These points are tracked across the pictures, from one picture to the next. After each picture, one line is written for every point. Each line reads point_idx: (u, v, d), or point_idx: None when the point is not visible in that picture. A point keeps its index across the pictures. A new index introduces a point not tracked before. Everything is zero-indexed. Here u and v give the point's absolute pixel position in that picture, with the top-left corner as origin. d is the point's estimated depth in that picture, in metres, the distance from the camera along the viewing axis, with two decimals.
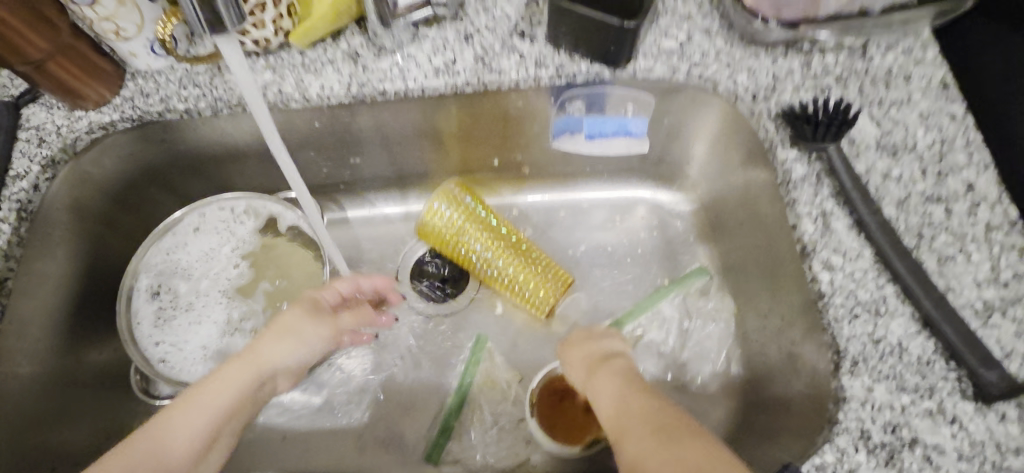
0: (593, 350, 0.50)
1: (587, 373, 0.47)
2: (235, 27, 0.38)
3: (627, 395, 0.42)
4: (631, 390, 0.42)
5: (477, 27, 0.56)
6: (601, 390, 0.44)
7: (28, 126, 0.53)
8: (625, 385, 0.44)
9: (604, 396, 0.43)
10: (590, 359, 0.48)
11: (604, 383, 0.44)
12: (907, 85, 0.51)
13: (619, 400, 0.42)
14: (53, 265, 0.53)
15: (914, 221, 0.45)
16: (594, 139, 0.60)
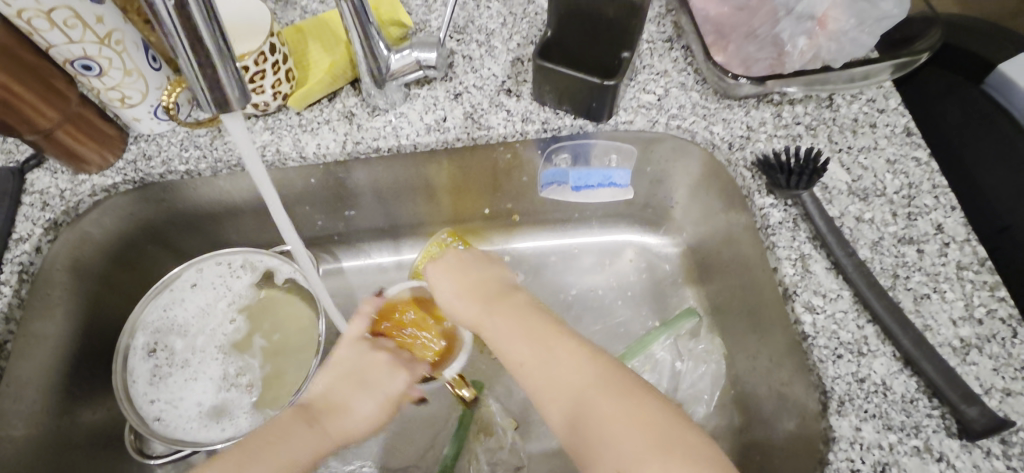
0: (477, 278, 0.52)
1: (478, 306, 0.50)
2: (238, 106, 0.38)
3: (624, 412, 0.40)
4: (632, 406, 0.41)
5: (465, 86, 0.60)
6: (498, 333, 0.47)
7: (32, 190, 0.55)
8: (611, 389, 0.42)
9: (506, 341, 0.47)
10: (478, 292, 0.51)
11: (502, 324, 0.47)
12: (873, 132, 0.54)
13: (537, 358, 0.45)
14: (50, 326, 0.53)
15: (889, 262, 0.47)
16: (580, 190, 0.63)
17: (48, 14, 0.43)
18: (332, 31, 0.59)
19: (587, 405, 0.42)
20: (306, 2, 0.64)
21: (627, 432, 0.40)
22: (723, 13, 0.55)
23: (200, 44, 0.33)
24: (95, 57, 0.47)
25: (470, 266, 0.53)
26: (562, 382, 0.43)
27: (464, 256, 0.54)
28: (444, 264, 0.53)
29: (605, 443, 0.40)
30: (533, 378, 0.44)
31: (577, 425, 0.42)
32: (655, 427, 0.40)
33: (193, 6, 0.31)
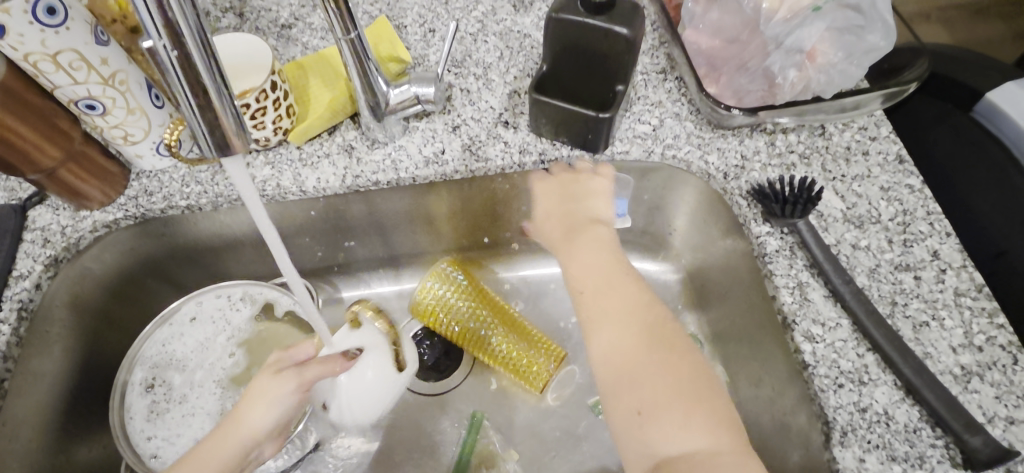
0: (571, 200, 0.54)
1: (563, 226, 0.53)
2: (243, 149, 0.36)
3: (652, 368, 0.43)
4: (664, 364, 0.43)
5: (463, 118, 0.61)
6: (570, 251, 0.51)
7: (33, 227, 0.55)
8: (650, 341, 0.44)
9: (578, 260, 0.50)
10: (569, 212, 0.53)
11: (574, 250, 0.50)
12: (866, 160, 0.54)
13: (598, 286, 0.48)
14: (48, 363, 0.53)
15: (887, 289, 0.47)
16: None
17: (54, 57, 0.44)
18: (332, 66, 0.60)
19: (625, 343, 0.44)
20: (306, 38, 0.65)
21: (649, 385, 0.42)
22: (714, 46, 0.56)
23: (200, 84, 0.32)
24: (99, 97, 0.48)
25: (570, 192, 0.54)
26: (611, 313, 0.46)
27: (570, 176, 0.55)
28: (550, 182, 0.55)
29: (626, 385, 0.43)
30: (584, 296, 0.48)
31: (607, 350, 0.45)
32: (680, 386, 0.42)
33: (193, 49, 0.32)
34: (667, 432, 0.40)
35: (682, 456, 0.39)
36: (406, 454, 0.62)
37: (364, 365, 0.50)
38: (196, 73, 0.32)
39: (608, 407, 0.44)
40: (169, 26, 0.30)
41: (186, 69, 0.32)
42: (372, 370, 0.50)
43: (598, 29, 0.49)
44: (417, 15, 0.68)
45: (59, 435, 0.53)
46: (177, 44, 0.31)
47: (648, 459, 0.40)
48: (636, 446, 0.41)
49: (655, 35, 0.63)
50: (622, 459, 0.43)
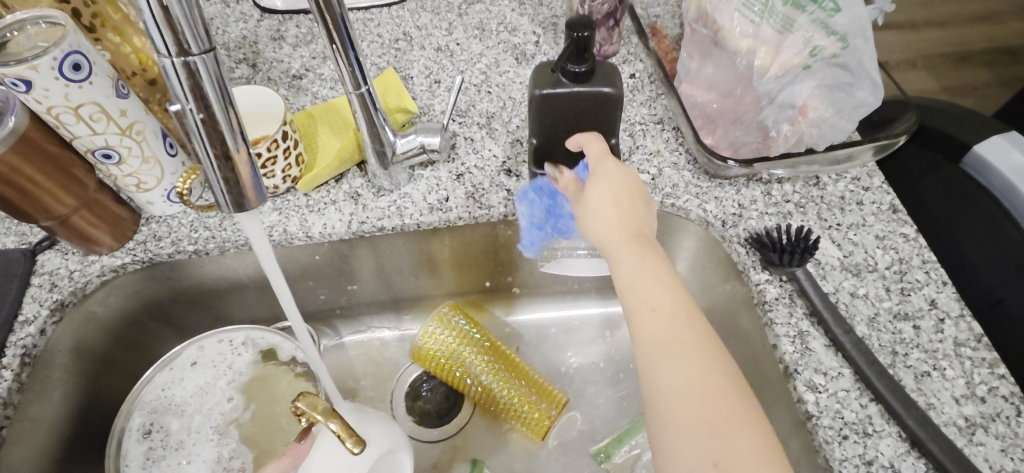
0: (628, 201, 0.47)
1: (622, 231, 0.45)
2: (257, 203, 0.37)
3: (731, 423, 0.36)
4: (738, 418, 0.36)
5: (467, 167, 0.62)
6: (630, 264, 0.43)
7: (42, 271, 0.56)
8: (728, 388, 0.38)
9: (640, 276, 0.42)
10: (629, 216, 0.46)
11: (636, 259, 0.43)
12: (861, 209, 0.56)
13: (669, 313, 0.40)
14: (46, 409, 0.52)
15: (887, 339, 0.48)
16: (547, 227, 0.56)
17: (76, 109, 0.46)
18: (341, 116, 0.62)
19: (693, 384, 0.37)
20: (316, 88, 0.68)
21: (726, 440, 0.35)
22: (710, 100, 0.58)
23: (222, 145, 0.34)
24: (116, 146, 0.50)
25: (627, 198, 0.47)
26: (679, 345, 0.39)
27: (632, 177, 0.48)
28: (610, 175, 0.48)
29: (699, 438, 0.36)
30: (647, 321, 0.41)
31: (674, 389, 0.38)
32: (761, 450, 0.35)
33: (218, 113, 0.33)
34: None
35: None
36: None
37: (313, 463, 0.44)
38: (219, 132, 0.33)
39: (668, 456, 0.36)
40: (196, 87, 0.31)
41: (210, 130, 0.33)
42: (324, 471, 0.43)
43: (585, 94, 0.50)
44: (424, 67, 0.71)
45: None
46: (202, 108, 0.32)
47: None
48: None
49: (653, 87, 0.66)
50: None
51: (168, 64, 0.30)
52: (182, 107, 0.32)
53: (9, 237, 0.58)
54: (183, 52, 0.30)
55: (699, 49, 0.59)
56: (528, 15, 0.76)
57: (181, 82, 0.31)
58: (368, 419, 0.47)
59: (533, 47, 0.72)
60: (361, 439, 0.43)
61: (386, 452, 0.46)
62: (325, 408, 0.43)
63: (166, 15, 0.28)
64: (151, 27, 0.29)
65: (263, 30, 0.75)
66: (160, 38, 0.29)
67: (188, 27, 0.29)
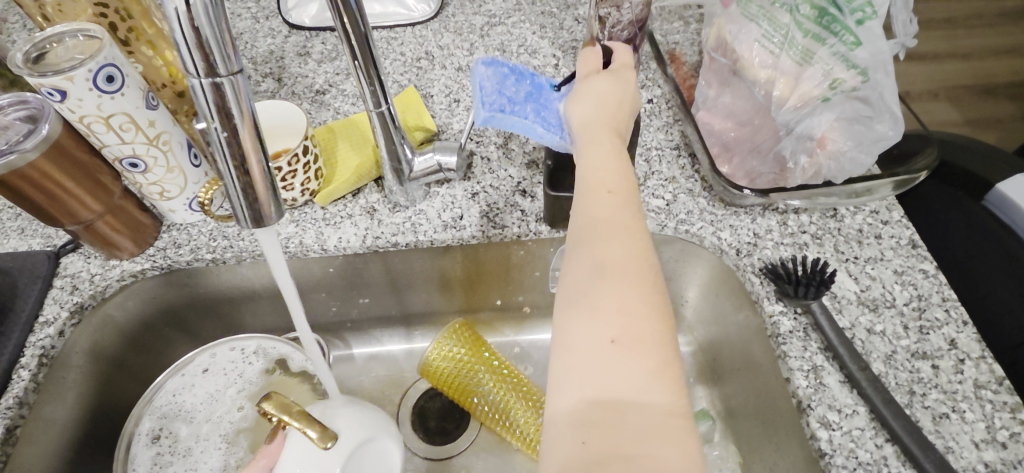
0: (613, 105, 0.47)
1: (601, 123, 0.45)
2: (273, 219, 0.38)
3: (640, 301, 0.34)
4: (650, 299, 0.34)
5: (482, 186, 0.63)
6: (596, 150, 0.43)
7: (64, 273, 0.58)
8: (651, 272, 0.36)
9: (599, 158, 0.42)
10: (609, 118, 0.46)
11: (601, 145, 0.43)
12: (879, 243, 0.55)
13: (621, 198, 0.39)
14: (60, 410, 0.53)
15: (904, 377, 0.46)
16: (515, 104, 0.50)
17: (106, 119, 0.47)
18: (360, 131, 0.63)
19: (616, 257, 0.35)
20: (338, 104, 0.69)
21: (632, 315, 0.33)
22: (727, 128, 0.58)
23: (243, 162, 0.34)
24: (142, 155, 0.51)
25: (617, 102, 0.47)
26: (615, 224, 0.37)
27: (626, 90, 0.49)
28: (609, 81, 0.48)
29: (604, 307, 0.33)
30: (596, 199, 0.39)
31: (594, 258, 0.36)
32: (664, 336, 0.33)
33: (242, 130, 0.33)
34: (628, 377, 0.31)
35: (633, 410, 0.30)
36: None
37: (291, 457, 0.44)
38: (242, 148, 0.34)
39: (566, 320, 0.34)
40: (223, 106, 0.32)
41: (234, 147, 0.34)
42: (300, 463, 0.44)
43: None
44: (443, 86, 0.72)
45: None
46: (228, 127, 0.33)
47: (589, 391, 0.31)
48: (583, 372, 0.32)
49: (671, 113, 0.66)
50: (550, 377, 0.33)
51: (197, 84, 0.31)
52: (208, 125, 0.33)
53: (35, 239, 0.60)
54: (211, 73, 0.31)
55: (718, 78, 0.59)
56: (548, 38, 0.77)
57: (207, 99, 0.32)
58: (339, 411, 0.48)
59: (552, 69, 0.73)
60: (331, 432, 0.45)
61: (365, 440, 0.47)
62: (296, 408, 0.45)
63: (197, 36, 0.29)
64: (182, 47, 0.29)
65: (290, 46, 0.77)
66: (189, 60, 0.30)
67: (219, 50, 0.30)
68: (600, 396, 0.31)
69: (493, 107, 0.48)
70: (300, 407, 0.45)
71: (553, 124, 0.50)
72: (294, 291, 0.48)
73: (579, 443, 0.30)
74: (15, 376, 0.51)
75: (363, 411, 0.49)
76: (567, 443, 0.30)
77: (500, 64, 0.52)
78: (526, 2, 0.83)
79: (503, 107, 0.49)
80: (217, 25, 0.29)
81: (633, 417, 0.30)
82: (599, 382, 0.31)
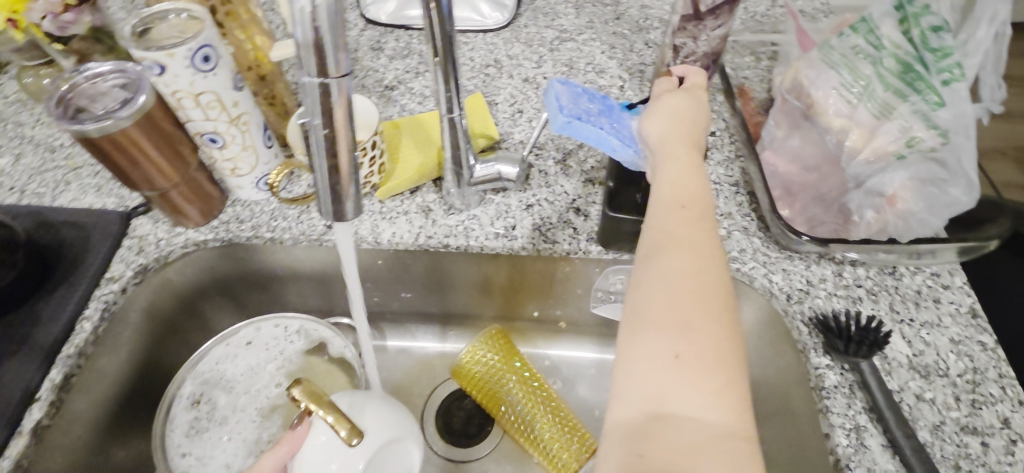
0: (687, 122, 0.47)
1: (673, 138, 0.46)
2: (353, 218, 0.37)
3: (702, 317, 0.34)
4: (714, 316, 0.34)
5: (538, 198, 0.64)
6: (669, 167, 0.44)
7: (133, 234, 0.60)
8: (716, 288, 0.36)
9: (671, 174, 0.43)
10: (683, 134, 0.46)
11: (673, 162, 0.44)
12: (937, 308, 0.53)
13: (689, 213, 0.40)
14: (113, 363, 0.56)
15: (950, 450, 0.45)
16: (590, 115, 0.51)
17: (196, 96, 0.49)
18: (425, 132, 0.65)
19: (680, 272, 0.36)
20: (405, 101, 0.71)
21: (693, 332, 0.34)
22: (792, 171, 0.57)
23: (337, 164, 0.34)
24: (222, 133, 0.53)
25: (689, 118, 0.48)
26: (684, 240, 0.38)
27: (702, 108, 0.49)
28: (683, 98, 0.49)
29: (665, 323, 0.34)
30: (664, 216, 0.40)
31: (658, 273, 0.36)
32: (727, 355, 0.33)
33: (341, 131, 0.33)
34: (684, 393, 0.32)
35: (688, 427, 0.31)
36: None
37: (313, 448, 0.45)
38: (337, 150, 0.33)
39: (626, 331, 0.36)
40: (329, 110, 0.32)
41: (330, 145, 0.33)
42: (324, 451, 0.45)
43: None
44: (509, 95, 0.73)
45: (105, 435, 0.54)
46: (328, 126, 0.32)
47: (647, 405, 0.32)
48: (641, 387, 0.33)
49: (733, 148, 0.66)
50: (611, 387, 0.35)
51: (307, 84, 0.31)
52: (309, 122, 0.33)
53: (109, 197, 0.63)
54: (322, 75, 0.31)
55: (788, 120, 0.58)
56: (617, 58, 0.78)
57: (313, 98, 0.32)
58: (367, 404, 0.48)
59: (618, 90, 0.74)
60: (358, 429, 0.45)
61: (391, 439, 0.48)
62: (323, 397, 0.46)
63: (316, 36, 0.29)
64: (299, 45, 0.30)
65: (365, 39, 0.79)
66: (305, 58, 0.30)
67: (332, 56, 0.30)
68: (656, 410, 0.32)
69: (571, 114, 0.50)
70: (327, 397, 0.47)
71: (628, 136, 0.51)
72: (357, 282, 0.49)
73: (632, 456, 0.31)
74: (79, 327, 0.54)
75: (392, 409, 0.49)
76: (621, 454, 0.31)
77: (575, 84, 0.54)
78: (598, 20, 0.84)
79: (581, 116, 0.50)
80: (336, 32, 0.29)
81: (690, 435, 0.31)
82: (655, 395, 0.32)
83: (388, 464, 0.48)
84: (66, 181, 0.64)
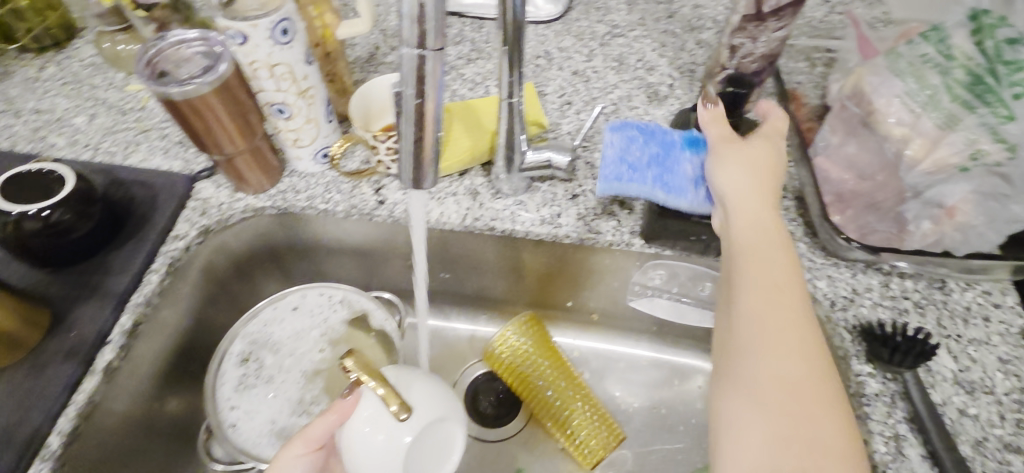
0: (766, 187, 0.48)
1: (758, 209, 0.47)
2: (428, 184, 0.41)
3: (817, 419, 0.37)
4: (828, 416, 0.38)
5: (584, 189, 0.64)
6: (754, 246, 0.46)
7: (196, 197, 0.63)
8: (822, 385, 0.39)
9: (758, 258, 0.45)
10: (765, 204, 0.48)
11: (758, 241, 0.46)
12: (986, 326, 0.52)
13: (784, 304, 0.42)
14: (173, 315, 0.59)
15: (992, 466, 0.45)
16: (633, 169, 0.53)
17: (272, 67, 0.52)
18: (477, 116, 0.66)
19: (788, 373, 0.39)
20: (457, 86, 0.73)
21: (811, 435, 0.37)
22: (846, 179, 0.57)
23: (423, 135, 0.37)
24: (291, 105, 0.56)
25: (768, 184, 0.49)
26: (785, 337, 0.40)
27: (780, 155, 0.50)
28: (761, 152, 0.50)
29: (784, 428, 0.37)
30: (759, 306, 0.42)
31: (765, 374, 0.39)
32: (844, 454, 0.37)
33: (431, 103, 0.36)
34: None
35: None
36: None
37: (358, 418, 0.45)
38: (425, 120, 0.36)
39: (736, 429, 0.39)
40: (421, 80, 0.34)
41: (420, 115, 0.36)
42: (370, 422, 0.45)
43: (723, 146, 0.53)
44: (559, 86, 0.74)
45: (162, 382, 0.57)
46: (420, 97, 0.35)
47: None
48: None
49: (783, 152, 0.65)
50: None
51: (406, 55, 0.34)
52: (402, 91, 0.36)
53: (176, 160, 0.66)
54: (421, 46, 0.33)
55: (845, 126, 0.58)
56: (668, 56, 0.78)
57: (410, 69, 0.35)
58: (414, 382, 0.47)
59: (667, 88, 0.74)
60: (407, 404, 0.45)
61: (438, 418, 0.47)
62: (373, 369, 0.46)
63: (421, 12, 0.32)
64: (405, 19, 0.33)
65: None
66: (408, 30, 0.33)
67: (432, 29, 0.33)
68: None
69: (611, 177, 0.52)
70: (380, 371, 0.46)
71: (675, 188, 0.52)
72: (422, 236, 0.55)
73: None
74: (146, 279, 0.57)
75: (440, 386, 0.49)
76: None
77: (624, 130, 0.55)
78: (650, 17, 0.83)
79: (622, 176, 0.52)
80: (439, 9, 0.32)
81: None
82: None
83: (432, 440, 0.48)
84: (135, 143, 0.67)
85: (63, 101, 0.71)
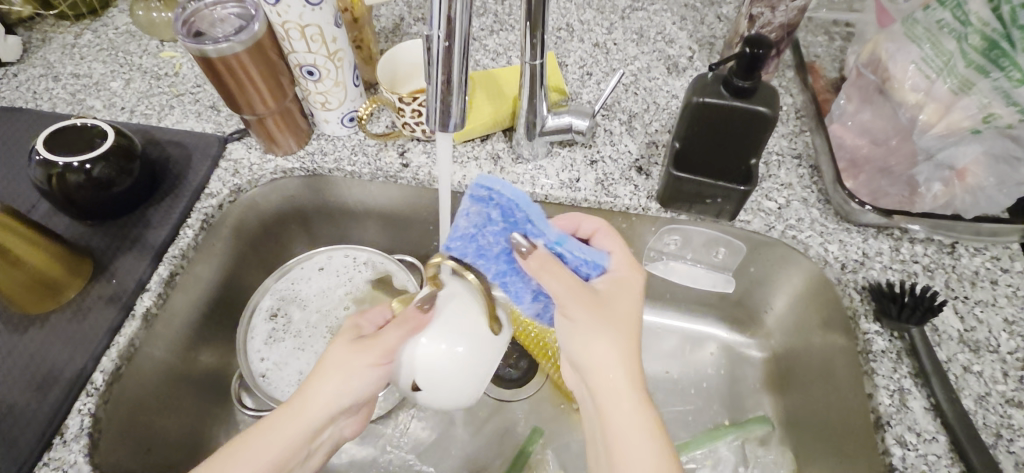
0: (621, 336, 0.42)
1: (610, 367, 0.42)
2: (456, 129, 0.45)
3: None
4: None
5: (602, 155, 0.66)
6: (614, 414, 0.41)
7: (228, 158, 0.66)
8: None
9: (616, 425, 0.41)
10: (622, 357, 0.42)
11: (616, 406, 0.41)
12: (994, 288, 0.54)
13: None
14: (206, 270, 0.62)
15: (993, 419, 0.47)
16: (483, 252, 0.47)
17: (303, 28, 0.54)
18: (498, 84, 0.68)
19: None
20: (480, 57, 0.74)
21: None
22: (860, 145, 0.58)
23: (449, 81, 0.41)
24: (320, 67, 0.58)
25: (622, 332, 0.42)
26: None
27: (641, 314, 0.44)
28: (606, 298, 0.43)
29: None
30: None
31: None
32: None
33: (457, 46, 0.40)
34: None
35: None
36: (468, 443, 0.67)
37: (448, 324, 0.47)
38: (450, 63, 0.40)
39: None
40: (450, 22, 0.38)
41: (447, 55, 0.40)
42: (465, 333, 0.47)
43: (741, 110, 0.52)
44: (579, 57, 0.76)
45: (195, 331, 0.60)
46: (447, 39, 0.39)
47: None
48: None
49: (799, 122, 0.66)
50: None
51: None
52: (432, 35, 0.40)
53: (208, 124, 0.68)
54: None
55: (861, 94, 0.59)
56: (687, 30, 0.79)
57: (439, 14, 0.38)
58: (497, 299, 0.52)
59: (687, 60, 0.75)
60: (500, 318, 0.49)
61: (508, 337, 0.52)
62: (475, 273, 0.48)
63: None
64: None
65: None
66: None
67: None
68: None
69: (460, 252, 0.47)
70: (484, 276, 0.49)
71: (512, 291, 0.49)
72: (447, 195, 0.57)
73: None
74: (182, 232, 0.60)
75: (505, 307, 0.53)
76: None
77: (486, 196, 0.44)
78: None
79: (467, 254, 0.47)
80: None
81: None
82: None
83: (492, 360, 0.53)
84: (170, 107, 0.70)
85: (100, 66, 0.74)
